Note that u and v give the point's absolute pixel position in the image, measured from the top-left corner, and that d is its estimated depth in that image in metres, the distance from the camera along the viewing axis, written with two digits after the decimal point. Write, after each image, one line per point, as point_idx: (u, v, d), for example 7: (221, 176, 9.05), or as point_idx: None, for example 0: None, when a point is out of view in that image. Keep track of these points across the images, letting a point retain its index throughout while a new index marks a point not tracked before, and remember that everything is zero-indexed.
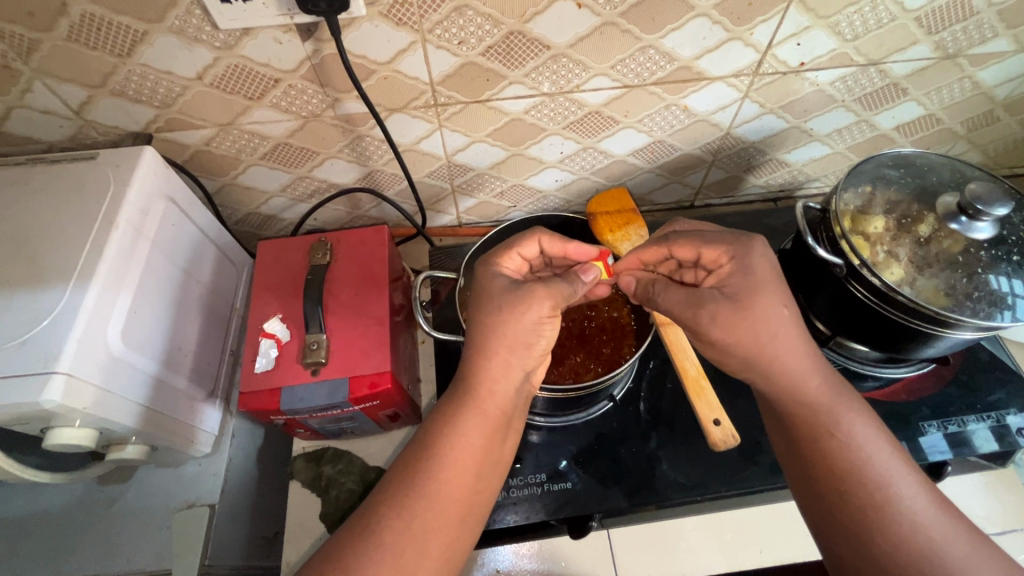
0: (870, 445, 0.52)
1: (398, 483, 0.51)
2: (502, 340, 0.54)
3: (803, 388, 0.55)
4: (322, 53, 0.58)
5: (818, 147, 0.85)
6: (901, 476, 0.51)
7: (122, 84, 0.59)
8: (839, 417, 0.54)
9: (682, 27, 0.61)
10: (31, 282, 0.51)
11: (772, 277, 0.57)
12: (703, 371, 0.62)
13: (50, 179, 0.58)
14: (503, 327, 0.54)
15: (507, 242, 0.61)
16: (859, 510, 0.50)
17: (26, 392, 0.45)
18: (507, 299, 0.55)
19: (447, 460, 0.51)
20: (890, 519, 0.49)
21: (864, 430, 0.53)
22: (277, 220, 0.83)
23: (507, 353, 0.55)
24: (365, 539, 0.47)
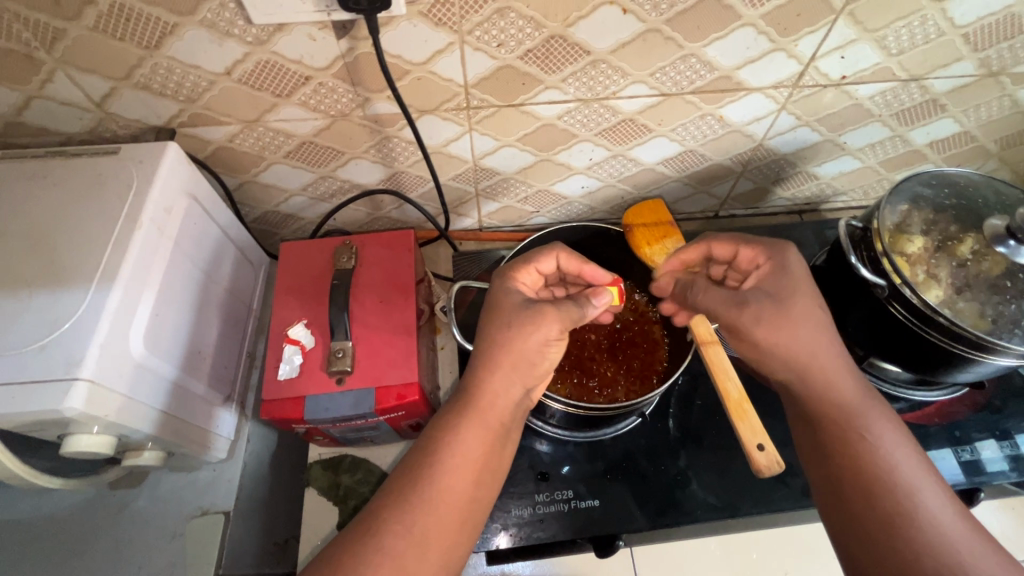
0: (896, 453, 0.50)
1: (394, 485, 0.49)
2: (504, 355, 0.53)
3: (836, 391, 0.53)
4: (357, 51, 0.56)
5: (849, 161, 0.83)
6: (928, 486, 0.48)
7: (147, 77, 0.57)
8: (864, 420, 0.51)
9: (726, 36, 0.59)
10: (52, 282, 0.49)
11: (810, 293, 0.54)
12: None
13: (70, 173, 0.56)
14: (509, 345, 0.53)
15: (526, 255, 0.60)
16: (880, 519, 0.47)
17: (48, 399, 0.44)
18: (517, 318, 0.54)
19: (450, 467, 0.49)
20: (910, 529, 0.45)
21: (892, 439, 0.51)
22: (296, 219, 0.81)
23: (509, 369, 0.53)
24: (364, 546, 0.45)
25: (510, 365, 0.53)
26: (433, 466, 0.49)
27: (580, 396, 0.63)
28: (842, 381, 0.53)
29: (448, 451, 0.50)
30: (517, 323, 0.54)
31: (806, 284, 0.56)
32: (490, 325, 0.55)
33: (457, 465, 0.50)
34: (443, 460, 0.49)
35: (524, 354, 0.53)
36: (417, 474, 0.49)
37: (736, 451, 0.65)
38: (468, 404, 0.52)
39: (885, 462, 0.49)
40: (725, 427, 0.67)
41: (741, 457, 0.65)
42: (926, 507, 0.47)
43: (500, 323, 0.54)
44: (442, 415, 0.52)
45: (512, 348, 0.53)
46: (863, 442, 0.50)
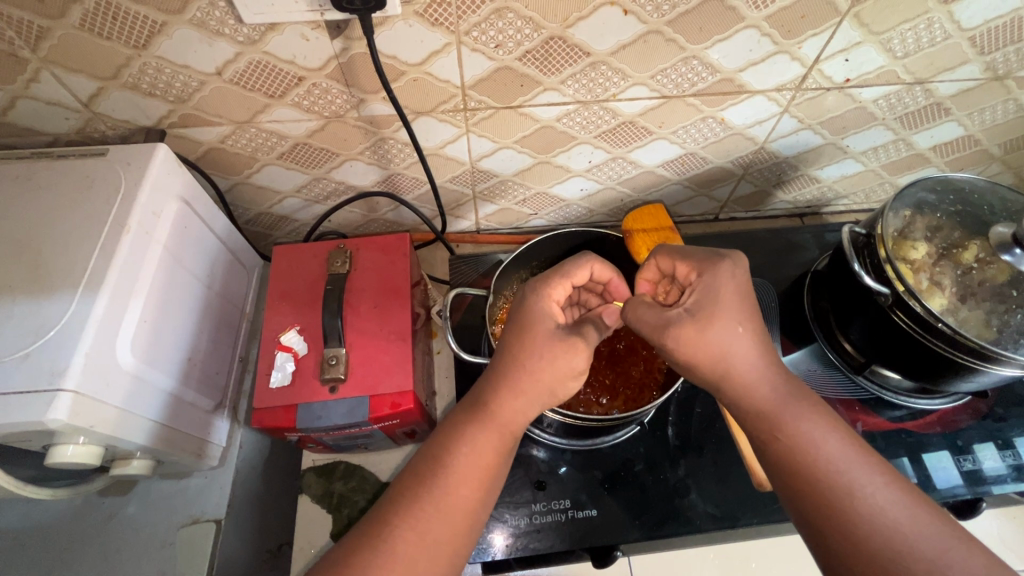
0: (828, 446, 0.46)
1: (405, 494, 0.47)
2: (534, 376, 0.50)
3: (752, 395, 0.49)
4: (352, 51, 0.55)
5: (851, 164, 0.82)
6: (863, 475, 0.45)
7: (135, 77, 0.55)
8: (787, 416, 0.48)
9: (729, 38, 0.58)
10: (37, 289, 0.47)
11: (738, 297, 0.51)
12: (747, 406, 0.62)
13: (56, 175, 0.55)
14: (541, 367, 0.50)
15: (562, 266, 0.56)
16: (828, 518, 0.44)
17: (30, 411, 0.42)
18: (552, 341, 0.51)
19: (461, 477, 0.47)
20: (851, 523, 0.43)
21: (821, 431, 0.47)
22: (290, 221, 0.80)
23: (535, 391, 0.51)
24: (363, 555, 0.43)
25: (542, 384, 0.50)
26: (447, 476, 0.47)
27: (578, 405, 0.62)
28: (760, 384, 0.49)
29: (463, 462, 0.48)
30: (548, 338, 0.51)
31: (724, 300, 0.50)
32: (519, 339, 0.52)
33: (471, 476, 0.48)
34: (458, 470, 0.47)
35: (554, 377, 0.51)
36: (429, 483, 0.47)
37: (735, 459, 0.64)
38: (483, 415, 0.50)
39: (814, 453, 0.46)
40: (724, 435, 0.66)
41: (740, 465, 0.64)
42: (864, 497, 0.44)
43: (530, 338, 0.52)
44: (457, 424, 0.50)
45: (539, 367, 0.50)
46: (790, 439, 0.47)
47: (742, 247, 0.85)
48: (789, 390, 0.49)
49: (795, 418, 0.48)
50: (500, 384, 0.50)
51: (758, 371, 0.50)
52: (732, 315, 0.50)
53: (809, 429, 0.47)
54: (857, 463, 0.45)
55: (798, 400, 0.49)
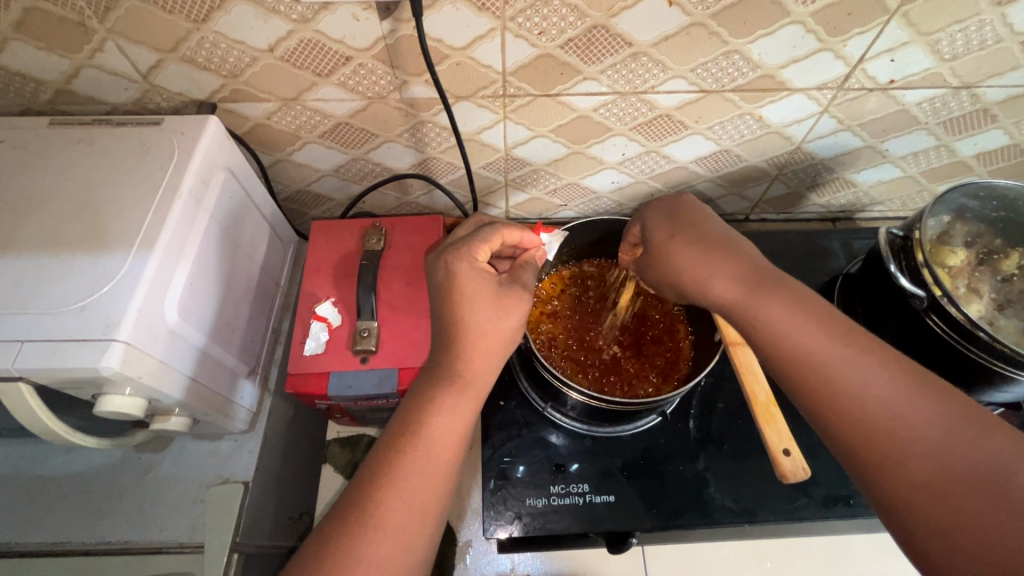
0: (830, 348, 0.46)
1: (386, 463, 0.46)
2: (480, 336, 0.51)
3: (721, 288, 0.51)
4: (399, 33, 0.56)
5: (889, 169, 0.81)
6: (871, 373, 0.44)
7: (192, 50, 0.58)
8: (757, 309, 0.48)
9: (773, 33, 0.58)
10: (95, 247, 0.50)
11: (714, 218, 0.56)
12: (775, 398, 0.52)
13: (115, 141, 0.58)
14: (481, 322, 0.51)
15: (478, 233, 0.54)
16: (866, 432, 0.42)
17: (86, 358, 0.45)
18: (493, 298, 0.51)
19: (437, 438, 0.47)
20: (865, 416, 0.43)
21: (787, 317, 0.47)
22: (326, 199, 0.82)
23: (487, 352, 0.51)
24: (358, 528, 0.43)
25: (489, 336, 0.51)
26: (417, 443, 0.47)
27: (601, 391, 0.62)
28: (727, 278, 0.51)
29: (435, 425, 0.48)
30: (489, 295, 0.51)
31: (666, 224, 0.55)
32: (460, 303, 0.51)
33: (447, 438, 0.48)
34: (432, 435, 0.47)
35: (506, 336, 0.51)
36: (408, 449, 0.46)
37: (756, 457, 0.64)
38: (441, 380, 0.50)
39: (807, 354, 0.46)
40: (747, 433, 0.66)
41: (761, 463, 0.64)
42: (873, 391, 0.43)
43: (474, 298, 0.51)
44: (425, 390, 0.49)
45: (491, 329, 0.51)
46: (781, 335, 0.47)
47: (770, 250, 0.85)
48: (757, 284, 0.50)
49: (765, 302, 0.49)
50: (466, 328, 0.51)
51: (723, 264, 0.51)
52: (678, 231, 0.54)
53: (780, 319, 0.47)
54: (855, 354, 0.45)
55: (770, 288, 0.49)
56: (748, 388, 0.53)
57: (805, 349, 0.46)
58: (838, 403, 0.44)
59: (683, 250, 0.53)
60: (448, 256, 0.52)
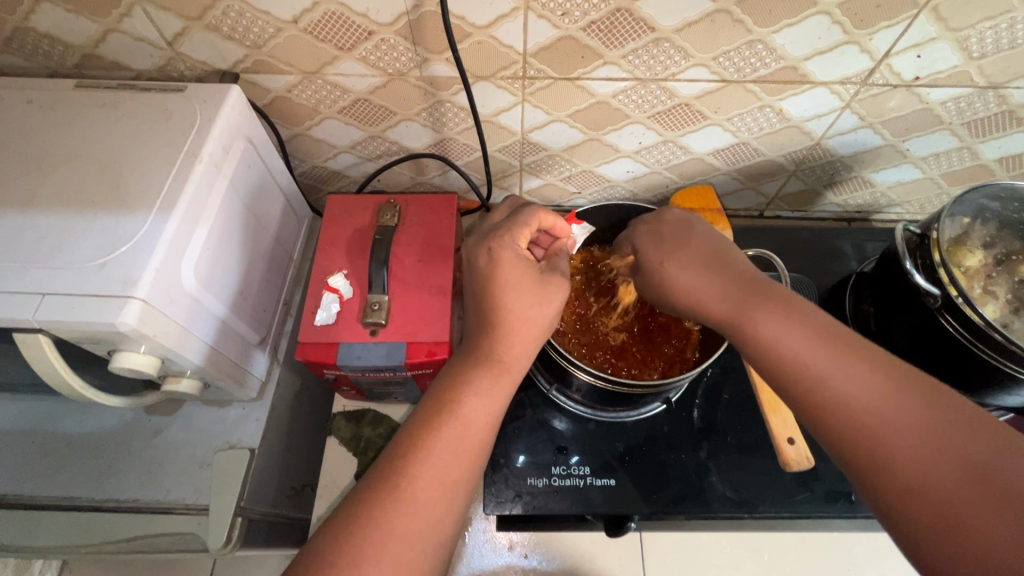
0: (827, 359, 0.43)
1: (417, 438, 0.46)
2: (521, 321, 0.52)
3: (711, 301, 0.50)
4: (422, 9, 0.57)
5: (909, 170, 0.80)
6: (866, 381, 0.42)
7: (218, 19, 0.58)
8: (754, 321, 0.46)
9: (799, 23, 0.58)
10: (116, 207, 0.51)
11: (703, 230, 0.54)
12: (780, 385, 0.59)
13: (139, 106, 0.59)
14: (523, 306, 0.52)
15: (517, 219, 0.56)
16: (870, 451, 0.40)
17: (104, 313, 0.46)
18: (532, 284, 0.53)
19: (467, 420, 0.48)
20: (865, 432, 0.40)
21: (782, 328, 0.45)
22: (342, 177, 0.83)
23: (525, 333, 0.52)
24: (392, 499, 0.43)
25: (530, 320, 0.52)
26: (451, 420, 0.47)
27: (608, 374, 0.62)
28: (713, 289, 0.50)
29: (470, 405, 0.48)
30: (530, 280, 0.53)
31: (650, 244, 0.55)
32: (501, 287, 0.52)
33: (480, 418, 0.48)
34: (466, 413, 0.48)
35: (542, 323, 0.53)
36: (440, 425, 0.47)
37: (760, 449, 0.64)
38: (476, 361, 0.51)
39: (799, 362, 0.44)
40: (752, 425, 0.66)
41: (764, 455, 0.64)
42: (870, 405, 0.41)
43: (513, 283, 0.52)
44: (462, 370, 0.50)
45: (528, 315, 0.52)
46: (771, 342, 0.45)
47: (782, 246, 0.85)
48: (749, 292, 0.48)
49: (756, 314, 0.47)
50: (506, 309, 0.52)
51: (715, 281, 0.50)
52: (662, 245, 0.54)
53: (769, 331, 0.45)
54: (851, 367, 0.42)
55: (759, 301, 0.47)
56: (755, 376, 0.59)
57: (802, 365, 0.43)
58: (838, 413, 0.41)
59: (679, 266, 0.52)
60: (491, 243, 0.54)
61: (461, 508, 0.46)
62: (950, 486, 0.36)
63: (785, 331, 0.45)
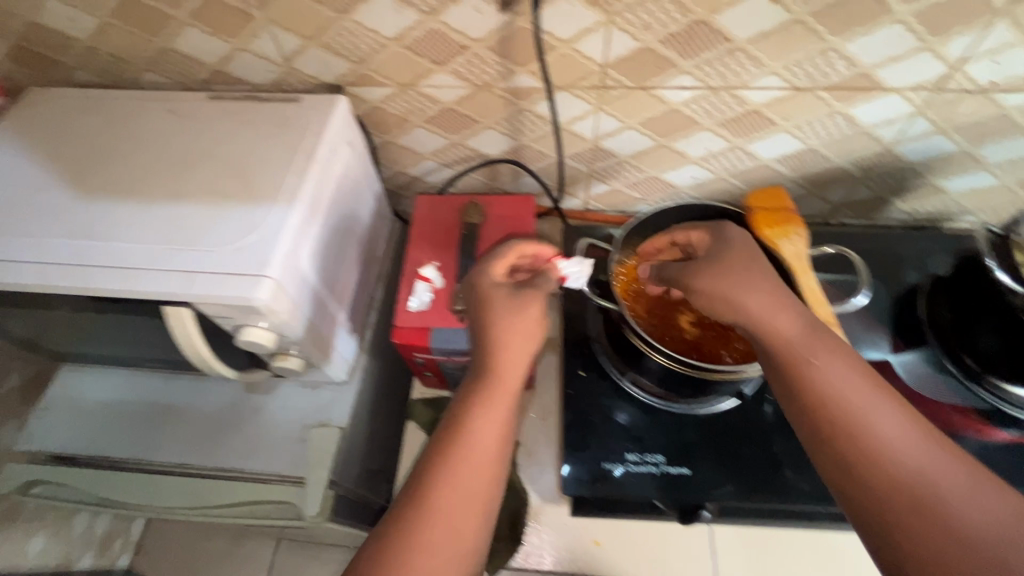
0: (859, 399, 0.46)
1: (439, 456, 0.48)
2: (513, 333, 0.54)
3: (771, 324, 0.51)
4: (514, 26, 0.63)
5: (983, 177, 0.80)
6: (888, 425, 0.44)
7: (332, 38, 0.66)
8: (808, 355, 0.48)
9: (872, 32, 0.60)
10: (248, 199, 0.58)
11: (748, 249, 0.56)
12: None
13: (262, 114, 0.67)
14: (510, 320, 0.54)
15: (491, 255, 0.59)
16: (880, 496, 0.42)
17: (243, 289, 0.52)
18: (507, 301, 0.55)
19: (479, 436, 0.48)
20: (880, 479, 0.42)
21: (834, 369, 0.47)
22: (420, 182, 0.89)
23: (522, 340, 0.54)
24: (411, 514, 0.45)
25: (513, 330, 0.54)
26: (461, 442, 0.48)
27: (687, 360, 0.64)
28: (781, 316, 0.51)
29: (479, 422, 0.49)
30: (500, 296, 0.55)
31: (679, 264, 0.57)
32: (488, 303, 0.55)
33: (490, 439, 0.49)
34: (477, 433, 0.48)
35: (517, 331, 0.54)
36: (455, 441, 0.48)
37: None
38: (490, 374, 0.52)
39: (835, 399, 0.46)
40: None
41: None
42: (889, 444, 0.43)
43: (494, 299, 0.55)
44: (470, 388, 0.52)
45: (508, 326, 0.54)
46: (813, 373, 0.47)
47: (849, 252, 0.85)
48: (815, 331, 0.50)
49: (815, 350, 0.48)
50: (500, 325, 0.54)
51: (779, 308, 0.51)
52: (714, 274, 0.54)
53: (827, 368, 0.47)
54: (884, 412, 0.45)
55: (820, 340, 0.49)
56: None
57: (836, 401, 0.46)
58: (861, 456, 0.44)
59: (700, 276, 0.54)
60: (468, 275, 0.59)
61: (500, 487, 0.49)
62: (946, 542, 0.39)
63: (831, 369, 0.47)
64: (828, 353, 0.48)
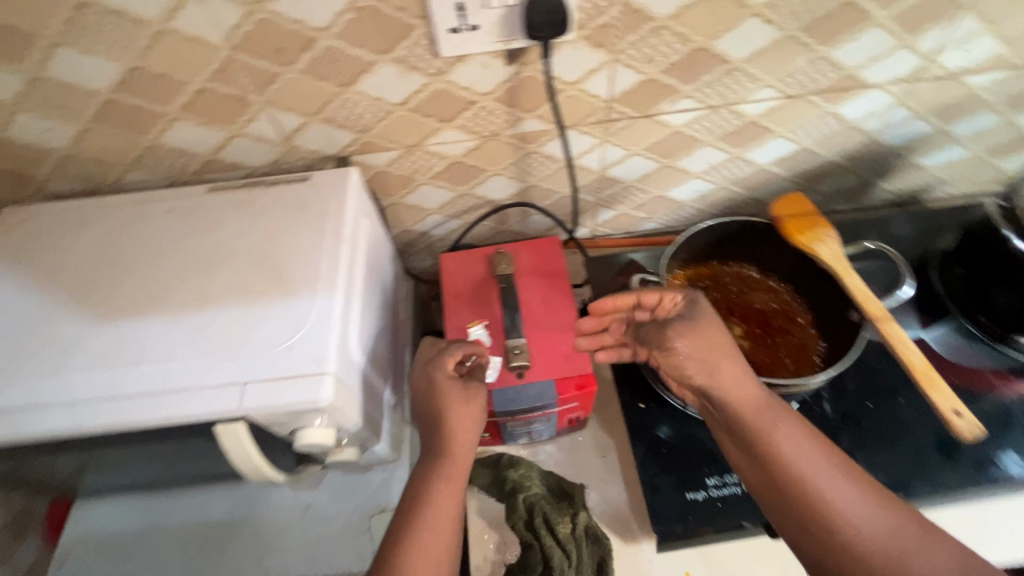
0: (817, 470, 0.53)
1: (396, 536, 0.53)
2: (459, 421, 0.58)
3: (736, 395, 0.57)
4: (521, 75, 0.63)
5: (956, 151, 0.85)
6: (840, 488, 0.52)
7: (335, 111, 0.64)
8: (772, 430, 0.55)
9: (856, 37, 0.64)
10: (284, 293, 0.55)
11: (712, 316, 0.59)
12: (930, 362, 0.61)
13: (274, 199, 0.63)
14: (456, 408, 0.58)
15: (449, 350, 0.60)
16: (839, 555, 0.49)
17: (304, 391, 0.49)
18: (458, 389, 0.58)
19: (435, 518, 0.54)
20: (841, 540, 0.50)
21: (794, 441, 0.54)
22: (428, 236, 0.87)
23: (468, 428, 0.58)
24: None
25: (467, 421, 0.58)
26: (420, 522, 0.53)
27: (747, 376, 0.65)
28: (743, 386, 0.57)
29: (436, 502, 0.55)
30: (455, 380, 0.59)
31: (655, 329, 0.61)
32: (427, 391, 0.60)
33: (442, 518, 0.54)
34: (433, 511, 0.54)
35: (468, 424, 0.58)
36: (412, 521, 0.54)
37: (895, 433, 0.68)
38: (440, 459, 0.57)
39: (796, 471, 0.53)
40: (883, 410, 0.69)
41: (901, 439, 0.67)
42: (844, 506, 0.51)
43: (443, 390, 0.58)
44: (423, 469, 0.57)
45: (459, 416, 0.58)
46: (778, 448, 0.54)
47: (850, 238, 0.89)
48: (774, 403, 0.56)
49: (771, 423, 0.55)
50: (453, 413, 0.58)
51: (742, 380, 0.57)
52: (697, 330, 0.58)
53: (788, 442, 0.54)
54: (838, 478, 0.52)
55: (780, 412, 0.56)
56: (905, 356, 0.61)
57: (796, 471, 0.53)
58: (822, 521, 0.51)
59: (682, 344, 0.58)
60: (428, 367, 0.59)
61: None
62: None
63: (793, 444, 0.54)
64: (786, 423, 0.55)
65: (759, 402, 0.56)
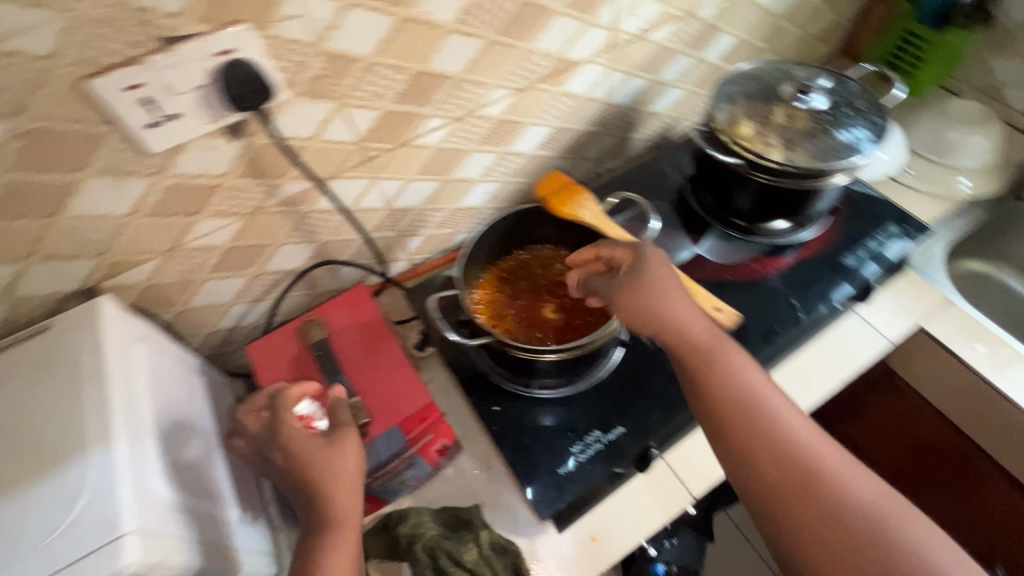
0: (771, 398, 0.55)
1: None
2: (337, 478, 0.53)
3: (689, 330, 0.59)
4: (255, 146, 0.61)
5: (674, 92, 1.01)
6: (789, 418, 0.54)
7: (54, 245, 0.56)
8: (725, 358, 0.57)
9: (547, 28, 0.73)
10: (49, 469, 0.47)
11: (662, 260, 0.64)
12: (691, 275, 0.70)
13: (11, 366, 0.54)
14: (336, 464, 0.54)
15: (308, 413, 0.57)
16: (797, 483, 0.50)
17: (103, 567, 0.42)
18: (331, 444, 0.55)
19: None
20: (794, 464, 0.51)
21: (752, 371, 0.56)
22: (239, 330, 0.81)
23: (350, 486, 0.54)
24: None
25: (349, 473, 0.54)
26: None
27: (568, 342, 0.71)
28: (695, 321, 0.60)
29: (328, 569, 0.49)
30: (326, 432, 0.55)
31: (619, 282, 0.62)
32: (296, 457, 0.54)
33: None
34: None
35: (353, 475, 0.54)
36: None
37: None
38: (324, 520, 0.52)
39: (746, 396, 0.54)
40: None
41: None
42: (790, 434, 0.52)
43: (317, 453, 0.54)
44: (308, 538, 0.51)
45: (339, 469, 0.54)
46: (724, 371, 0.56)
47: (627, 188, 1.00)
48: (718, 336, 0.59)
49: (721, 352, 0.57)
50: (330, 473, 0.53)
51: (692, 318, 0.60)
52: (633, 293, 0.61)
53: (749, 374, 0.56)
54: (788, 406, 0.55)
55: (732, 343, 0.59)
56: None
57: (762, 405, 0.54)
58: (777, 458, 0.51)
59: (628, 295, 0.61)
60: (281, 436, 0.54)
61: None
62: (843, 524, 0.48)
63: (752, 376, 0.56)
64: (738, 354, 0.58)
65: (710, 338, 0.59)
